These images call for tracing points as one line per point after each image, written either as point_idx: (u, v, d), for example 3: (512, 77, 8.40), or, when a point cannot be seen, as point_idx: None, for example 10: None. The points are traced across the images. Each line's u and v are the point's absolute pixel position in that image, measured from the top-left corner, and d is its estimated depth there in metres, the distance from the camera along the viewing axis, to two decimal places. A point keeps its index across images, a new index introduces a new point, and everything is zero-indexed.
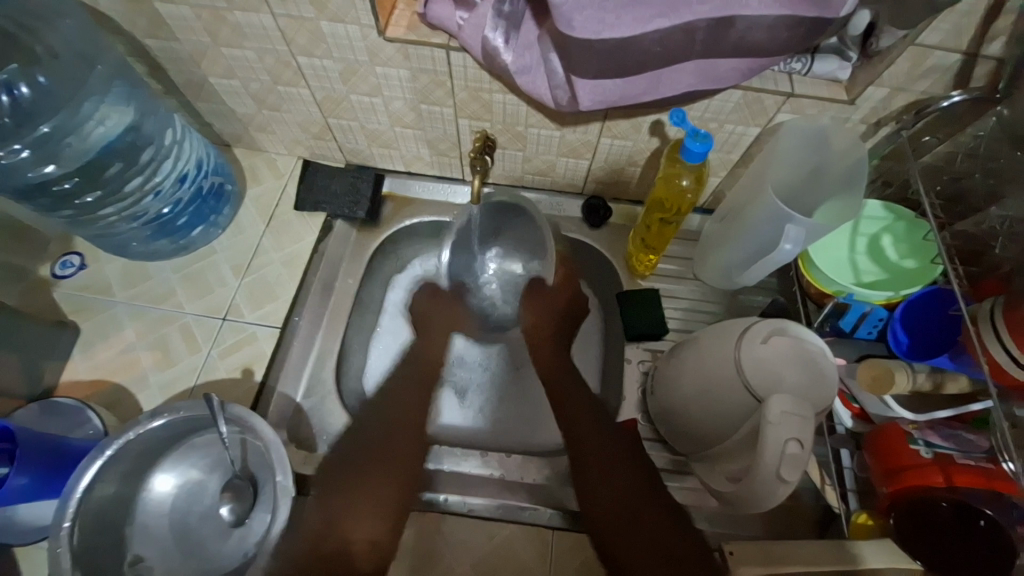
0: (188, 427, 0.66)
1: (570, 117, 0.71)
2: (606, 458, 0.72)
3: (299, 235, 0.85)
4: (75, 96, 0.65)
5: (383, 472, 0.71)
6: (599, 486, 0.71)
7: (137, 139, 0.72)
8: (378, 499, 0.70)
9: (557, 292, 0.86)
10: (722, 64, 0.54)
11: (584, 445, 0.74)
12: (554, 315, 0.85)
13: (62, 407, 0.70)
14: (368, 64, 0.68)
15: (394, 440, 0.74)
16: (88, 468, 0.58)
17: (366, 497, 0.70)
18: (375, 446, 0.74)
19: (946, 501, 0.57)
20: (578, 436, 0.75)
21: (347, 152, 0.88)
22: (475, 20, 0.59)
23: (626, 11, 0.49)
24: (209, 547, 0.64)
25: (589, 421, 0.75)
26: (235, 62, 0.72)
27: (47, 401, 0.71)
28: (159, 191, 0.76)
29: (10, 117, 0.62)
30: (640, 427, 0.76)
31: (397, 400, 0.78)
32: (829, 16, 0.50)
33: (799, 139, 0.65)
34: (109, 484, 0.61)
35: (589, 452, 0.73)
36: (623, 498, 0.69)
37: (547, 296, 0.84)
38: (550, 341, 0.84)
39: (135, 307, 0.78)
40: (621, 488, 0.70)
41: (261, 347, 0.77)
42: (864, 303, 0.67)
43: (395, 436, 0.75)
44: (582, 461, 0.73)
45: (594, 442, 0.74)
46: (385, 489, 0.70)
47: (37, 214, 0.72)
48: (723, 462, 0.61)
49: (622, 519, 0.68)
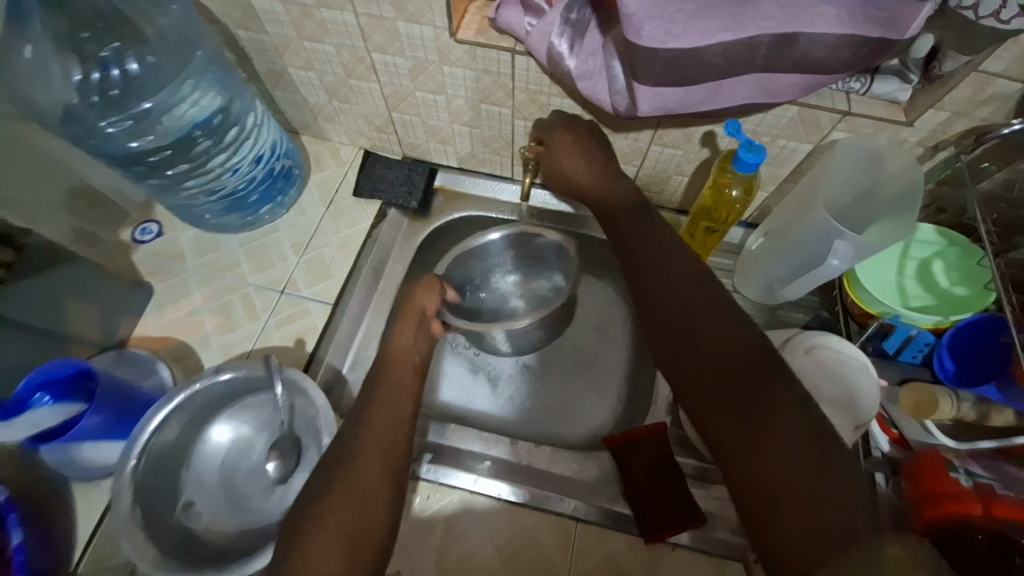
0: (243, 387, 0.70)
1: (624, 124, 0.73)
2: (709, 351, 0.56)
3: (354, 220, 0.90)
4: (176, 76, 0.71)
5: (343, 508, 0.55)
6: (736, 443, 0.49)
7: (224, 121, 0.77)
8: (364, 470, 0.58)
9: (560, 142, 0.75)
10: (781, 79, 0.56)
11: (712, 402, 0.53)
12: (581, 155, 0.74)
13: (134, 357, 0.76)
14: (437, 63, 0.73)
15: (349, 466, 0.58)
16: (157, 412, 0.63)
17: (357, 469, 0.58)
18: (343, 461, 0.58)
19: (981, 534, 0.55)
20: (682, 343, 0.58)
21: (405, 146, 0.93)
22: (544, 26, 0.62)
23: (693, 23, 0.51)
24: (254, 500, 0.67)
25: (680, 319, 0.60)
26: (315, 55, 0.77)
27: (120, 351, 0.76)
28: (238, 168, 0.82)
29: (118, 89, 0.69)
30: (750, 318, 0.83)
31: (374, 381, 0.67)
32: (894, 36, 0.52)
33: (852, 160, 0.67)
34: (180, 424, 0.65)
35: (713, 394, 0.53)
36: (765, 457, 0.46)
37: (592, 128, 0.74)
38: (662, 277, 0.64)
39: (204, 274, 0.85)
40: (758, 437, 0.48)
41: (314, 320, 0.82)
42: (910, 326, 0.67)
43: (358, 459, 0.59)
44: (676, 367, 0.57)
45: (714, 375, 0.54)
46: (335, 539, 0.53)
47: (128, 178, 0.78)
48: None
49: (737, 421, 0.50)
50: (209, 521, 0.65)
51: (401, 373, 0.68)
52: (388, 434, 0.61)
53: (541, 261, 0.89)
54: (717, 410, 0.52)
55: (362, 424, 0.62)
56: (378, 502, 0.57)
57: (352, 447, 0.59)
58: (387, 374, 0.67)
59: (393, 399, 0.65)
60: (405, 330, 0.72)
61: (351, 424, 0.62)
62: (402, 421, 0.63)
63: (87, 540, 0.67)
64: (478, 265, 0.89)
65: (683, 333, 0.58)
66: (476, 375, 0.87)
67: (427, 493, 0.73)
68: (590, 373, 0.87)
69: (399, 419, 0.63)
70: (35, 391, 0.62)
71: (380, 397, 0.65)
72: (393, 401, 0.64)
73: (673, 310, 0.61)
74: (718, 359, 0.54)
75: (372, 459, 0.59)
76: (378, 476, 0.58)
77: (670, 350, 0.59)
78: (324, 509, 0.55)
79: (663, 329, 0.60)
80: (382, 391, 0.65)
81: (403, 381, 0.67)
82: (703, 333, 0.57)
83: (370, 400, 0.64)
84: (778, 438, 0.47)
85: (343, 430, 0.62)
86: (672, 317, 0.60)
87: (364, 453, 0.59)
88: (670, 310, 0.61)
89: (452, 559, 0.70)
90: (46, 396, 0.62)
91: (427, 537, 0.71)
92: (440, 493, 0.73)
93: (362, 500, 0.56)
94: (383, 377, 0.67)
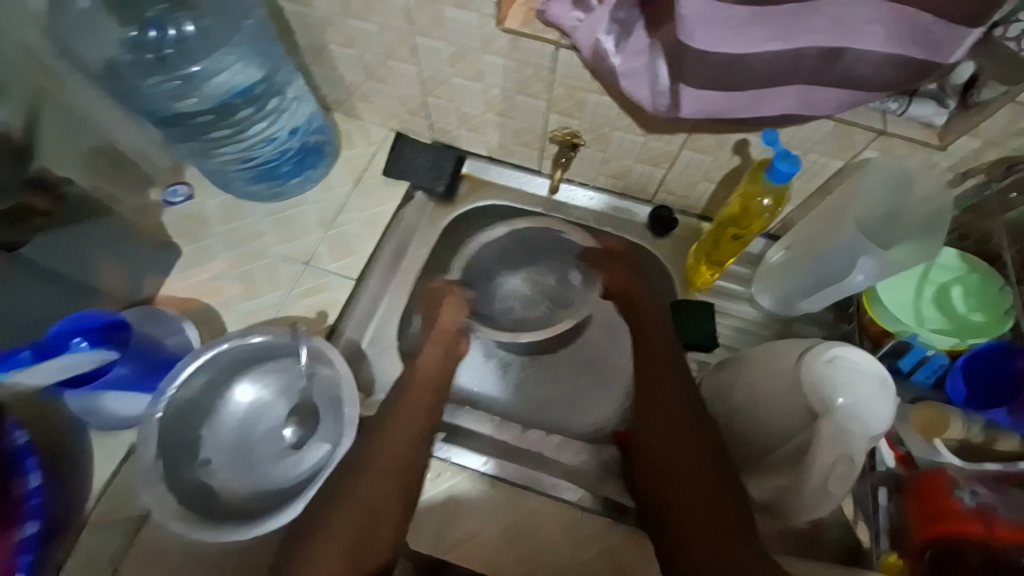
0: (262, 354, 0.71)
1: (658, 124, 0.74)
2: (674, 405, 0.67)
3: (381, 200, 0.91)
4: (226, 41, 0.72)
5: (351, 519, 0.57)
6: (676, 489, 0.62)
7: (266, 90, 0.79)
8: (375, 486, 0.59)
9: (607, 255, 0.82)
10: (823, 93, 0.57)
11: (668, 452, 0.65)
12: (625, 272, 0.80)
13: (163, 316, 0.74)
14: (479, 50, 0.73)
15: (361, 477, 0.60)
16: (187, 366, 0.65)
17: (367, 486, 0.59)
18: (355, 470, 0.60)
19: (979, 555, 0.57)
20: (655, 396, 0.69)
21: (436, 131, 0.93)
22: (591, 22, 0.63)
23: (743, 31, 0.52)
24: (267, 464, 0.68)
25: (664, 380, 0.70)
26: (357, 33, 0.78)
27: (151, 309, 0.75)
28: (274, 139, 0.83)
29: (171, 49, 0.70)
30: (763, 328, 0.85)
31: (399, 389, 0.67)
32: (938, 60, 0.52)
33: (884, 178, 0.68)
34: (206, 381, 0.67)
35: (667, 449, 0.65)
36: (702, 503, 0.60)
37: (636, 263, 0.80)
38: (649, 345, 0.73)
39: (230, 241, 0.85)
40: (701, 480, 0.61)
41: (336, 294, 0.83)
42: (926, 347, 0.68)
43: (370, 474, 0.60)
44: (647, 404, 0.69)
45: (668, 414, 0.67)
46: (345, 548, 0.55)
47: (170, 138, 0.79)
48: (766, 476, 0.63)
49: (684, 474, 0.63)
50: (225, 481, 0.66)
51: (427, 380, 0.69)
52: (402, 456, 0.62)
53: (551, 250, 0.91)
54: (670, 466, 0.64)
55: (383, 438, 0.63)
56: (387, 516, 0.59)
57: (365, 457, 0.61)
58: (411, 383, 0.68)
59: (413, 417, 0.65)
60: (433, 352, 0.71)
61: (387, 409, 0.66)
62: (421, 429, 0.64)
63: (102, 487, 0.68)
64: (495, 259, 0.90)
65: (663, 387, 0.69)
66: (488, 362, 0.88)
67: (437, 471, 0.74)
68: (596, 372, 0.87)
69: (416, 432, 0.64)
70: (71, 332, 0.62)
71: (404, 403, 0.66)
72: (418, 411, 0.66)
73: (657, 368, 0.71)
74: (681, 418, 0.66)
75: (382, 477, 0.60)
76: (389, 491, 0.60)
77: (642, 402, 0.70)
78: (335, 518, 0.57)
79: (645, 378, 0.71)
80: (404, 395, 0.66)
81: (427, 390, 0.68)
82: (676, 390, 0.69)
83: (392, 408, 0.65)
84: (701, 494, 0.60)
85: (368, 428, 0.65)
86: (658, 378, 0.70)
87: (377, 465, 0.61)
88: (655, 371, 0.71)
89: (453, 538, 0.72)
90: (83, 340, 0.61)
91: (433, 512, 0.73)
92: (449, 472, 0.75)
93: (369, 517, 0.57)
94: (414, 372, 0.69)
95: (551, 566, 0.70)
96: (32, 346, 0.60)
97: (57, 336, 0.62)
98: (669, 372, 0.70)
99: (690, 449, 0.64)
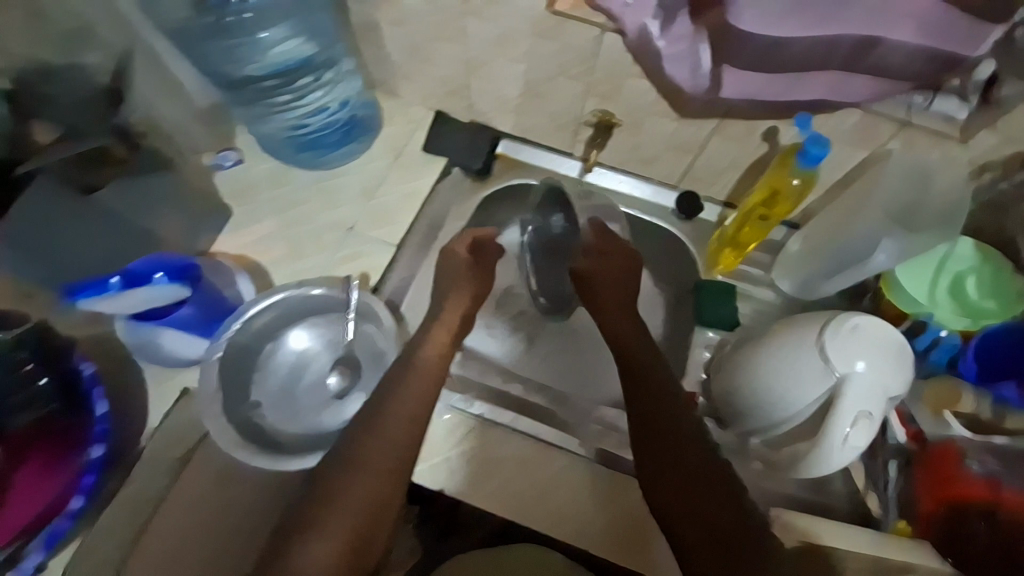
0: (308, 308, 0.76)
1: (693, 111, 0.78)
2: (664, 407, 0.70)
3: (420, 174, 0.95)
4: (299, 10, 0.77)
5: (346, 514, 0.60)
6: (672, 488, 0.65)
7: (326, 60, 0.84)
8: (375, 483, 0.62)
9: (595, 246, 0.85)
10: (851, 81, 0.61)
11: (665, 459, 0.67)
12: (620, 267, 0.84)
13: (222, 268, 0.80)
14: (526, 32, 0.77)
15: (359, 474, 0.62)
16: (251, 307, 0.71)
17: (364, 482, 0.62)
18: (351, 465, 0.63)
19: (979, 515, 0.66)
20: (647, 397, 0.72)
21: (474, 111, 0.96)
22: (637, 7, 0.64)
23: (790, 16, 0.56)
24: (311, 411, 0.74)
25: (655, 383, 0.73)
26: (408, 14, 0.79)
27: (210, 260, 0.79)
28: (327, 109, 0.88)
29: (251, 13, 0.74)
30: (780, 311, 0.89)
31: (393, 380, 0.69)
32: (965, 53, 0.57)
33: (902, 172, 0.72)
34: (263, 325, 0.73)
35: (662, 453, 0.67)
36: (700, 502, 0.63)
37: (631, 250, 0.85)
38: (636, 345, 0.78)
39: (277, 205, 0.89)
40: (695, 476, 0.65)
41: (377, 259, 0.88)
42: (940, 327, 0.73)
43: (363, 471, 0.62)
44: (642, 408, 0.71)
45: (660, 416, 0.70)
46: (343, 541, 0.59)
47: (233, 99, 0.84)
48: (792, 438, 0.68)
49: (681, 479, 0.65)
50: (274, 423, 0.72)
51: (435, 366, 0.71)
52: (396, 451, 0.64)
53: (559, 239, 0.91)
54: (669, 472, 0.66)
55: (377, 434, 0.65)
56: (386, 509, 0.62)
57: (362, 454, 0.63)
58: (410, 369, 0.70)
59: (407, 410, 0.67)
60: (437, 337, 0.74)
61: (381, 398, 0.67)
62: (420, 415, 0.67)
63: (157, 423, 0.74)
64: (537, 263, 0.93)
65: (655, 386, 0.73)
66: (517, 331, 0.94)
67: (471, 426, 0.79)
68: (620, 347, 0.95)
69: (413, 424, 0.66)
70: (152, 268, 0.70)
71: (402, 394, 0.68)
72: (414, 404, 0.67)
73: (651, 368, 0.75)
74: (675, 418, 0.70)
75: (380, 475, 0.63)
76: (385, 487, 0.63)
77: (637, 400, 0.73)
78: (333, 512, 0.60)
79: (639, 379, 0.74)
80: (400, 386, 0.68)
81: (430, 377, 0.70)
82: (661, 393, 0.72)
83: (387, 399, 0.67)
84: (700, 500, 0.63)
85: (409, 372, 0.69)
86: (651, 377, 0.73)
87: (373, 462, 0.63)
88: (647, 374, 0.74)
89: (486, 488, 0.76)
90: (163, 276, 0.70)
91: (466, 465, 0.77)
92: (482, 428, 0.79)
93: (368, 511, 0.61)
94: (414, 357, 0.71)
95: (577, 519, 0.75)
96: (121, 276, 0.67)
97: (140, 271, 0.69)
98: (658, 372, 0.74)
99: (686, 451, 0.67)
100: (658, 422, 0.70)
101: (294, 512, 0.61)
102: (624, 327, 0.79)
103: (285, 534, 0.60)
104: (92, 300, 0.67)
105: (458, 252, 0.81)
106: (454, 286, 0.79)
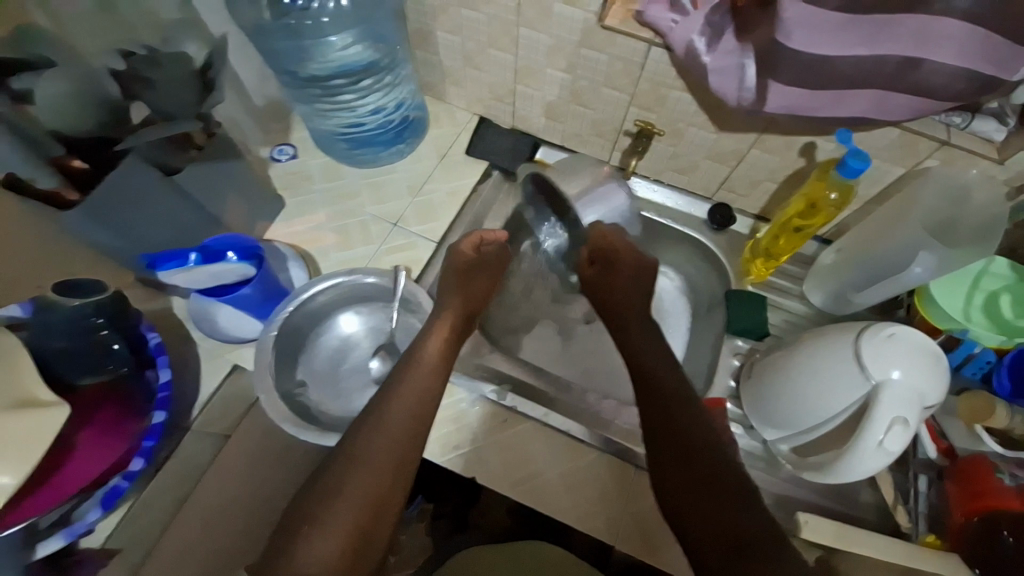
0: (363, 295, 0.83)
1: (733, 123, 0.81)
2: (671, 408, 0.66)
3: (463, 174, 0.99)
4: (366, 16, 0.83)
5: (346, 509, 0.56)
6: (681, 491, 0.60)
7: (386, 64, 0.90)
8: (377, 477, 0.59)
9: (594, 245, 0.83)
10: (894, 99, 0.63)
11: (671, 463, 0.62)
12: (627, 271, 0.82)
13: (278, 251, 0.88)
14: (576, 44, 0.81)
15: (360, 467, 0.59)
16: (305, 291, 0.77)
17: (366, 476, 0.59)
18: (350, 460, 0.60)
19: (1008, 528, 0.65)
20: (654, 398, 0.68)
21: (517, 118, 1.01)
22: (687, 23, 0.69)
23: (836, 34, 0.59)
24: (351, 392, 0.80)
25: (667, 385, 0.69)
26: (466, 20, 0.85)
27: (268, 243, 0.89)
28: (383, 109, 0.93)
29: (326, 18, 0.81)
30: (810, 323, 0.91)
31: (401, 372, 0.68)
32: (1003, 77, 0.59)
33: (940, 189, 0.74)
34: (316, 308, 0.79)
35: (668, 456, 0.63)
36: (707, 508, 0.58)
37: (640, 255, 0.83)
38: (640, 347, 0.74)
39: (328, 197, 0.95)
40: (701, 477, 0.60)
41: (419, 253, 0.92)
42: (976, 342, 0.74)
43: (362, 468, 0.59)
44: (647, 409, 0.68)
45: (667, 417, 0.65)
46: (341, 538, 0.55)
47: (298, 100, 0.90)
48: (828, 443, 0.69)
49: (687, 482, 0.60)
50: (318, 400, 0.78)
51: (439, 352, 0.71)
52: (398, 444, 0.61)
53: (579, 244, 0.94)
54: (675, 476, 0.61)
55: (377, 432, 0.62)
56: (387, 505, 0.58)
57: (364, 448, 0.60)
58: (413, 362, 0.69)
59: (410, 400, 0.65)
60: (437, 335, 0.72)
61: (390, 385, 0.67)
62: (427, 406, 0.66)
63: (206, 399, 0.82)
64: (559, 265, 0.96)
65: (663, 387, 0.68)
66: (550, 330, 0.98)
67: (505, 417, 0.82)
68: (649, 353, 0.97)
69: (417, 415, 0.64)
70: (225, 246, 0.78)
71: (407, 385, 0.66)
72: (418, 395, 0.66)
73: (657, 370, 0.71)
74: (683, 419, 0.65)
75: (382, 468, 0.59)
76: (386, 481, 0.59)
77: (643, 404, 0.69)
78: (333, 507, 0.56)
79: (647, 380, 0.70)
80: (406, 377, 0.67)
81: (433, 366, 0.69)
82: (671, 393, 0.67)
83: (393, 389, 0.66)
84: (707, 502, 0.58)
85: (445, 360, 0.71)
86: (657, 382, 0.69)
87: (373, 456, 0.60)
88: (653, 376, 0.70)
89: (521, 478, 0.79)
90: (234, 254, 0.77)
91: (500, 454, 0.80)
92: (516, 419, 0.82)
93: (369, 505, 0.57)
94: (417, 354, 0.70)
95: (607, 513, 0.77)
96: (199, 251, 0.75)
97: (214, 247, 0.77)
98: (665, 373, 0.70)
99: (694, 453, 0.62)
100: (665, 421, 0.65)
101: (293, 509, 0.57)
102: (632, 331, 0.77)
103: (279, 534, 0.56)
104: (172, 272, 0.73)
105: (461, 253, 0.81)
106: (454, 282, 0.79)
